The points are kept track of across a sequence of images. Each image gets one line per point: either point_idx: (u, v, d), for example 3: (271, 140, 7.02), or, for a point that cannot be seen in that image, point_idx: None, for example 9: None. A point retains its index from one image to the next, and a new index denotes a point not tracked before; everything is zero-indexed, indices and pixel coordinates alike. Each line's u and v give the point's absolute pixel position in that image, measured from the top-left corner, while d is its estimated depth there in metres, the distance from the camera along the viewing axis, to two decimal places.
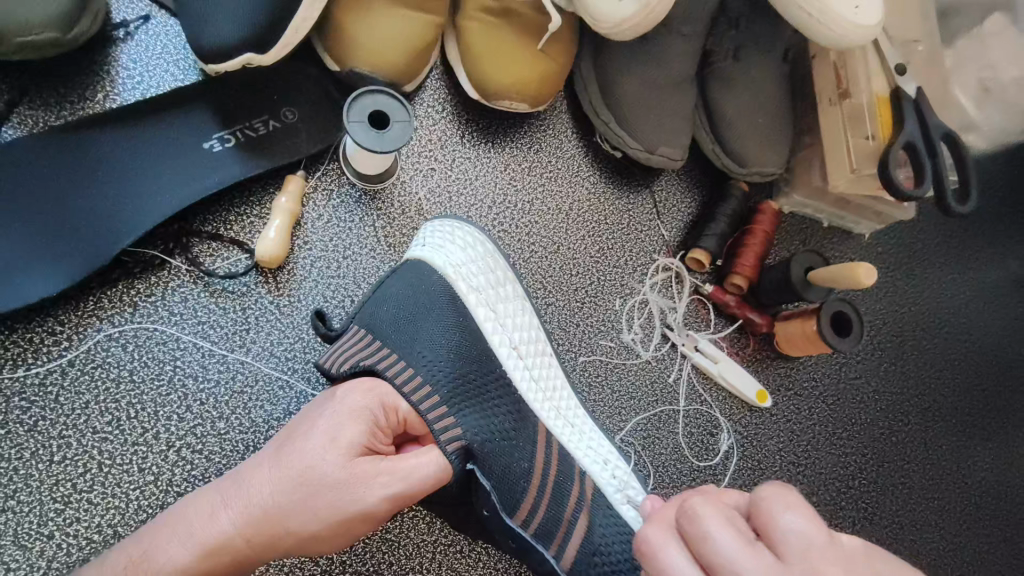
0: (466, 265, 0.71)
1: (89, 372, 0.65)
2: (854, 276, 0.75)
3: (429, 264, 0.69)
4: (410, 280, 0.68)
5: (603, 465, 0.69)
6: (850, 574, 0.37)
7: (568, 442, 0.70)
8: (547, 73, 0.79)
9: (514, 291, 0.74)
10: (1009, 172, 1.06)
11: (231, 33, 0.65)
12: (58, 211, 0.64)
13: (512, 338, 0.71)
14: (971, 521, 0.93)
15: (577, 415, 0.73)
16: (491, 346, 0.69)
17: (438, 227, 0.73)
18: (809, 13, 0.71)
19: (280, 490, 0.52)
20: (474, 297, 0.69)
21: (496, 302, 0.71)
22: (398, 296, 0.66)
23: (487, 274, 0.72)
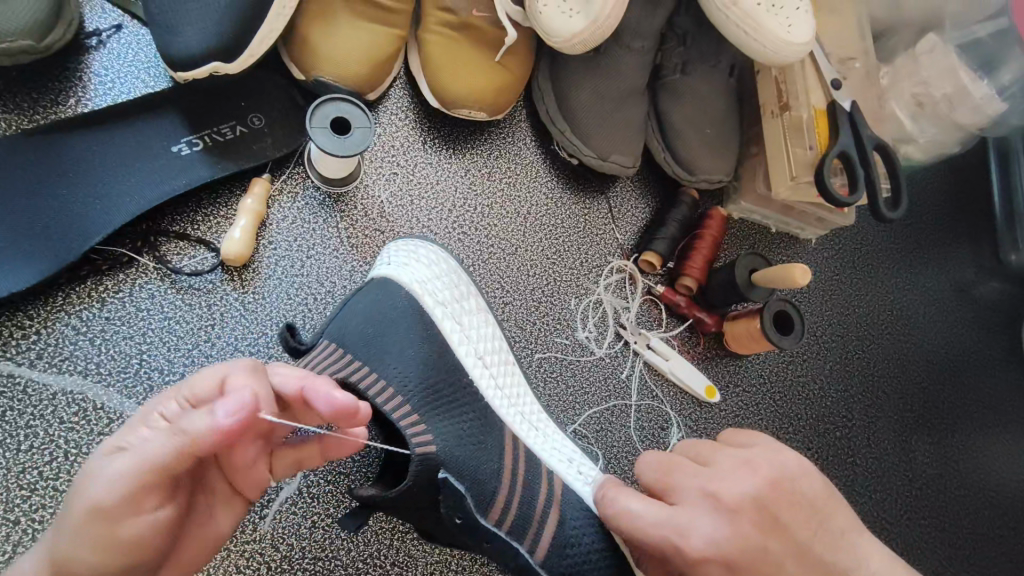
0: (430, 281, 0.74)
1: (57, 365, 0.67)
2: (790, 277, 0.80)
3: (397, 281, 0.72)
4: (376, 296, 0.70)
5: (569, 462, 0.73)
6: (743, 465, 0.59)
7: (535, 445, 0.73)
8: (502, 85, 0.83)
9: (477, 305, 0.77)
10: (944, 184, 1.12)
11: (200, 42, 0.69)
12: (27, 210, 0.66)
13: (477, 348, 0.74)
14: (911, 512, 0.98)
15: (542, 419, 0.76)
16: (458, 358, 0.72)
17: (398, 248, 0.76)
18: (744, 31, 0.77)
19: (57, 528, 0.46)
20: (440, 311, 0.73)
21: (460, 315, 0.75)
22: (369, 309, 0.69)
23: (448, 288, 0.75)
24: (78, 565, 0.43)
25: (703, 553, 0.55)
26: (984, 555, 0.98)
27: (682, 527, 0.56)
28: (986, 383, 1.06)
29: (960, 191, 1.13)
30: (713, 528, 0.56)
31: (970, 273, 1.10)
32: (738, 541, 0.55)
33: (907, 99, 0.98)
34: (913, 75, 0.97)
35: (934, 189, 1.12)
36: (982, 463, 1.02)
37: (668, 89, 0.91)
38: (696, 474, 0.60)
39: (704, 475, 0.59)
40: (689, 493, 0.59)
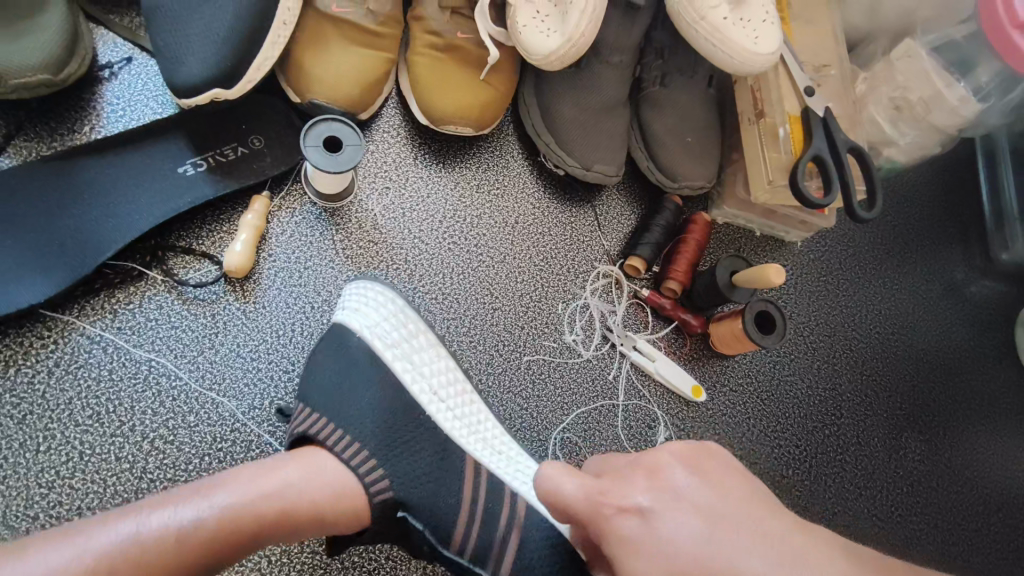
0: (381, 324, 0.77)
1: (73, 372, 0.73)
2: (765, 277, 0.83)
3: (349, 330, 0.76)
4: (333, 347, 0.75)
5: (531, 484, 0.75)
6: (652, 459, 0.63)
7: (497, 468, 0.74)
8: (487, 101, 0.88)
9: (427, 340, 0.79)
10: (929, 186, 1.15)
11: (200, 70, 0.74)
12: (44, 229, 0.72)
13: (430, 384, 0.77)
14: (903, 508, 0.99)
15: (509, 444, 0.78)
16: (414, 396, 0.74)
17: (349, 291, 0.79)
18: (713, 44, 0.81)
19: (271, 496, 0.58)
20: (391, 353, 0.76)
21: (411, 352, 0.78)
22: (326, 365, 0.73)
23: (398, 329, 0.78)
24: (274, 532, 0.59)
25: (625, 507, 0.58)
26: (979, 549, 1.00)
27: (611, 488, 0.60)
28: (978, 382, 1.07)
29: (947, 193, 1.15)
30: (637, 490, 0.59)
31: (961, 273, 1.12)
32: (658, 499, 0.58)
33: (885, 104, 1.00)
34: (891, 80, 1.00)
35: (920, 191, 1.14)
36: (976, 461, 1.03)
37: (649, 102, 0.95)
38: (628, 458, 0.64)
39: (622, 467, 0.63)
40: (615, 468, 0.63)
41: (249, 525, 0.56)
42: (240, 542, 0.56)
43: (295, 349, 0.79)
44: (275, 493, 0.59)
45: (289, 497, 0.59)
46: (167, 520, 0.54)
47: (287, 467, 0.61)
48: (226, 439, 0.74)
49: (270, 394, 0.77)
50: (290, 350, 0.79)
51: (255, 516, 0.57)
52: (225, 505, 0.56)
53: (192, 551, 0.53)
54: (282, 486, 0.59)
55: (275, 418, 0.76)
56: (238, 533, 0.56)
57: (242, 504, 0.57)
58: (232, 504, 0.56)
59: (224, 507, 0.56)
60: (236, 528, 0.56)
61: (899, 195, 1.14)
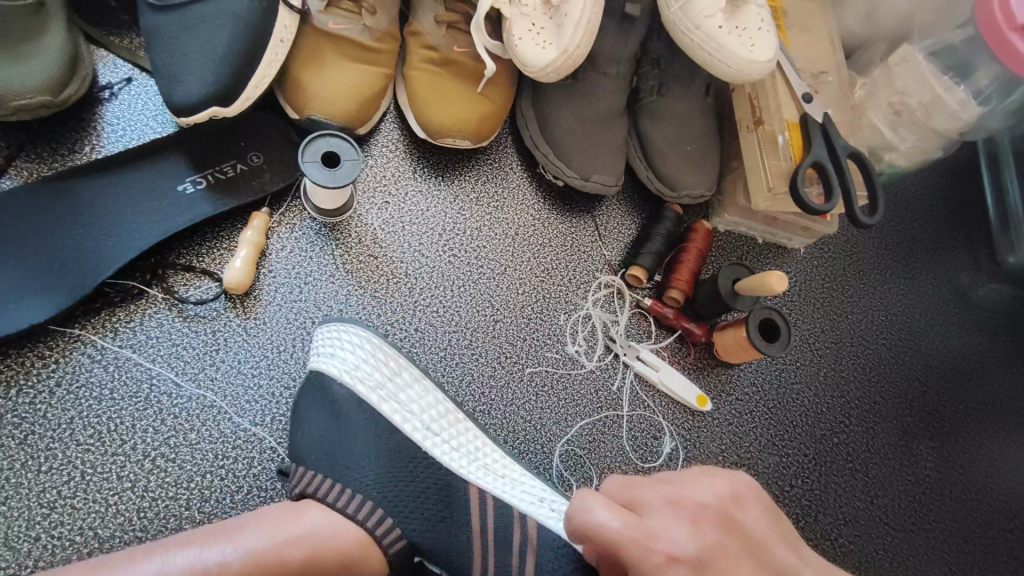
0: (362, 366, 0.77)
1: (74, 391, 0.72)
2: (767, 284, 0.82)
3: (328, 376, 0.75)
4: (316, 398, 0.74)
5: (539, 503, 0.74)
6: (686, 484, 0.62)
7: (502, 493, 0.73)
8: (485, 113, 0.88)
9: (412, 376, 0.78)
10: (931, 191, 1.14)
11: (199, 89, 0.75)
12: (45, 250, 0.72)
13: (421, 420, 0.76)
14: (917, 517, 0.97)
15: (510, 463, 0.77)
16: (407, 434, 0.74)
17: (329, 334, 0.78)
18: (707, 52, 0.81)
19: (297, 539, 0.59)
20: (376, 396, 0.75)
21: (397, 393, 0.77)
22: (312, 415, 0.72)
23: (380, 370, 0.77)
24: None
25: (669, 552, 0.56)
26: (995, 557, 0.98)
27: (652, 530, 0.57)
28: (989, 387, 1.06)
29: (951, 197, 1.14)
30: (680, 532, 0.57)
31: (967, 277, 1.11)
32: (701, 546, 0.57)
33: (884, 108, 1.00)
34: (890, 85, 1.00)
35: (923, 196, 1.14)
36: (989, 467, 1.01)
37: (646, 111, 0.95)
38: (661, 491, 0.61)
39: (662, 492, 0.61)
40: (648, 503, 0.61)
41: (276, 568, 0.57)
42: None
43: (296, 365, 0.79)
44: (301, 536, 0.59)
45: (315, 540, 0.60)
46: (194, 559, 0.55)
47: (314, 512, 0.62)
48: (228, 456, 0.74)
49: (271, 410, 0.76)
50: (291, 366, 0.79)
51: (280, 559, 0.57)
52: (251, 547, 0.57)
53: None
54: (308, 530, 0.60)
55: (277, 434, 0.76)
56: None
57: (268, 546, 0.58)
58: (258, 546, 0.57)
59: (251, 550, 0.57)
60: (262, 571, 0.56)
61: (902, 200, 1.13)
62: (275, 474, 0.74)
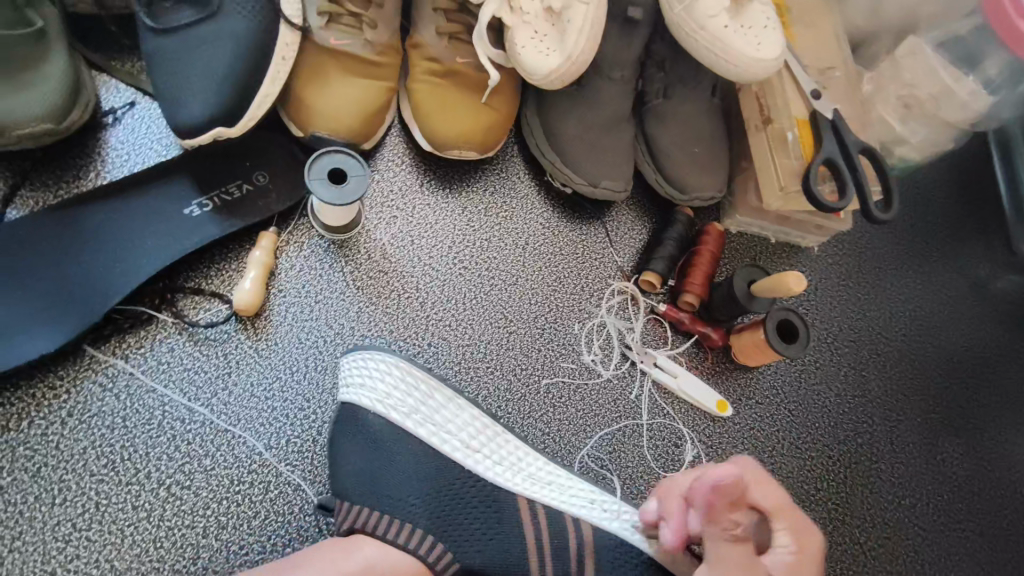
0: (393, 394, 0.76)
1: (86, 421, 0.71)
2: (784, 284, 0.80)
3: (361, 408, 0.74)
4: (350, 432, 0.73)
5: (590, 505, 0.74)
6: None
7: (551, 499, 0.74)
8: (490, 123, 0.87)
9: (445, 396, 0.77)
10: (943, 184, 1.12)
11: (202, 111, 0.74)
12: (54, 280, 0.71)
13: (459, 438, 0.76)
14: (947, 516, 0.95)
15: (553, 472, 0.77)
16: (449, 455, 0.74)
17: (351, 365, 0.76)
18: (714, 52, 0.80)
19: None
20: (411, 421, 0.75)
21: (433, 415, 0.76)
22: (351, 450, 0.72)
23: (411, 395, 0.77)
24: None
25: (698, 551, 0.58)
26: None
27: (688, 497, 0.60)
28: (1014, 379, 1.03)
29: (964, 188, 1.13)
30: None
31: (985, 269, 1.09)
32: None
33: (893, 102, 0.99)
34: (898, 77, 0.98)
35: (936, 188, 1.12)
36: (1018, 463, 0.99)
37: (653, 115, 0.94)
38: None
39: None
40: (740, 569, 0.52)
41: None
42: None
43: (309, 386, 0.78)
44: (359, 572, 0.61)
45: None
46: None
47: (367, 545, 0.64)
48: (244, 482, 0.72)
49: (285, 433, 0.75)
50: (305, 386, 0.77)
51: None
52: None
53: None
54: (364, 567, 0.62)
55: (292, 456, 0.74)
56: None
57: None
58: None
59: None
60: None
61: (914, 194, 1.11)
62: (293, 498, 0.73)
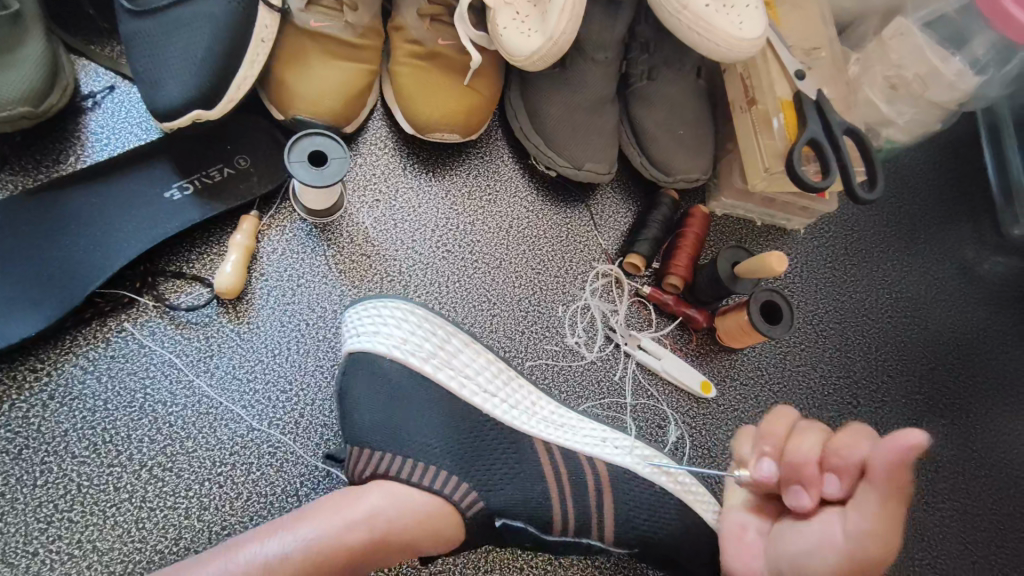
0: (413, 340, 0.75)
1: (68, 404, 0.72)
2: (766, 265, 0.80)
3: (377, 354, 0.73)
4: (368, 377, 0.72)
5: (600, 443, 0.77)
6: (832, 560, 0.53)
7: (568, 440, 0.75)
8: (472, 106, 0.87)
9: (460, 341, 0.78)
10: (931, 166, 1.12)
11: (180, 94, 0.74)
12: (35, 263, 0.71)
13: (479, 385, 0.76)
14: (930, 494, 0.96)
15: (565, 415, 0.79)
16: (469, 401, 0.73)
17: (364, 312, 0.76)
18: (696, 32, 0.80)
19: (360, 525, 0.60)
20: (430, 366, 0.74)
21: (451, 360, 0.76)
22: (367, 396, 0.71)
23: (431, 340, 0.76)
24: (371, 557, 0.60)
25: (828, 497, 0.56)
26: (1012, 535, 0.96)
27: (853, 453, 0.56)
28: (1001, 361, 1.04)
29: (952, 169, 1.12)
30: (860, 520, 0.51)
31: (973, 251, 1.09)
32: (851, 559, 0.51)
33: (879, 83, 0.98)
34: (884, 59, 0.98)
35: (923, 170, 1.12)
36: (1002, 443, 1.00)
37: (637, 97, 0.93)
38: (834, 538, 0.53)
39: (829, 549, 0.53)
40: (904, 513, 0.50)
41: (341, 555, 0.58)
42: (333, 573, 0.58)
43: (292, 368, 0.78)
44: (364, 520, 0.60)
45: (378, 523, 0.60)
46: (259, 555, 0.56)
47: (374, 492, 0.62)
48: (226, 463, 0.73)
49: (268, 416, 0.75)
50: (288, 369, 0.78)
51: (343, 546, 0.59)
52: (310, 538, 0.58)
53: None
54: (372, 514, 0.61)
55: (275, 438, 0.75)
56: (327, 564, 0.58)
57: (328, 537, 0.58)
58: (319, 537, 0.58)
59: (312, 542, 0.58)
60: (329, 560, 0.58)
61: (903, 176, 1.11)
62: (275, 479, 0.74)
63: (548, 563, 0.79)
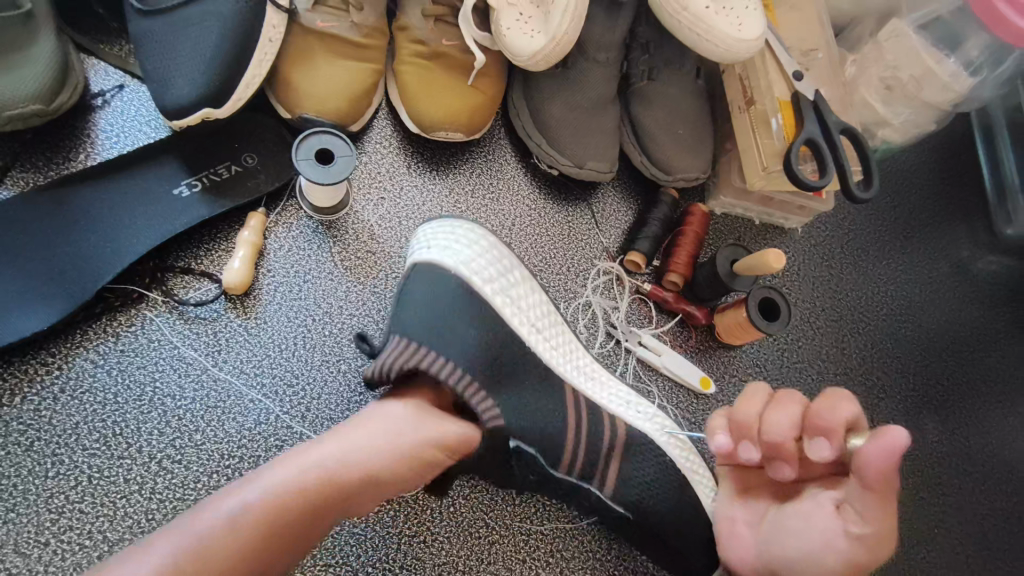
0: (470, 259, 0.76)
1: (78, 397, 0.73)
2: (764, 262, 0.82)
3: (440, 265, 0.74)
4: (427, 283, 0.72)
5: (625, 404, 0.81)
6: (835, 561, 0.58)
7: (598, 398, 0.80)
8: (476, 105, 0.88)
9: (522, 275, 0.79)
10: (926, 167, 1.14)
11: (189, 92, 0.75)
12: (46, 258, 0.72)
13: (529, 317, 0.78)
14: (924, 489, 0.97)
15: (593, 369, 0.82)
16: (514, 327, 0.75)
17: (437, 228, 0.78)
18: (696, 34, 0.82)
19: (337, 460, 0.57)
20: (489, 289, 0.75)
21: (511, 290, 0.78)
22: (423, 300, 0.71)
23: (488, 261, 0.77)
24: (352, 489, 0.57)
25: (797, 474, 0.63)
26: (1005, 530, 0.97)
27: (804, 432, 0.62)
28: (994, 358, 1.05)
29: (947, 170, 1.14)
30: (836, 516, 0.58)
31: (967, 250, 1.11)
32: (855, 564, 0.56)
33: (875, 84, 1.00)
34: (880, 61, 0.99)
35: (919, 171, 1.14)
36: (996, 439, 1.01)
37: (638, 96, 0.95)
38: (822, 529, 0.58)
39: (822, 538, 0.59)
40: (893, 502, 0.55)
41: (312, 496, 0.54)
42: (312, 512, 0.55)
43: (299, 363, 0.79)
44: (340, 457, 0.57)
45: (355, 455, 0.58)
46: (221, 514, 0.52)
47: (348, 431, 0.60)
48: (234, 456, 0.74)
49: (274, 410, 0.76)
50: (295, 363, 0.79)
51: (318, 485, 0.55)
52: (280, 483, 0.54)
53: (254, 533, 0.51)
54: (345, 449, 0.58)
55: (282, 431, 0.76)
56: (304, 505, 0.54)
57: (301, 478, 0.55)
58: (291, 479, 0.54)
59: (278, 487, 0.54)
60: (305, 500, 0.54)
61: (899, 175, 1.13)
62: None
63: (550, 555, 0.81)
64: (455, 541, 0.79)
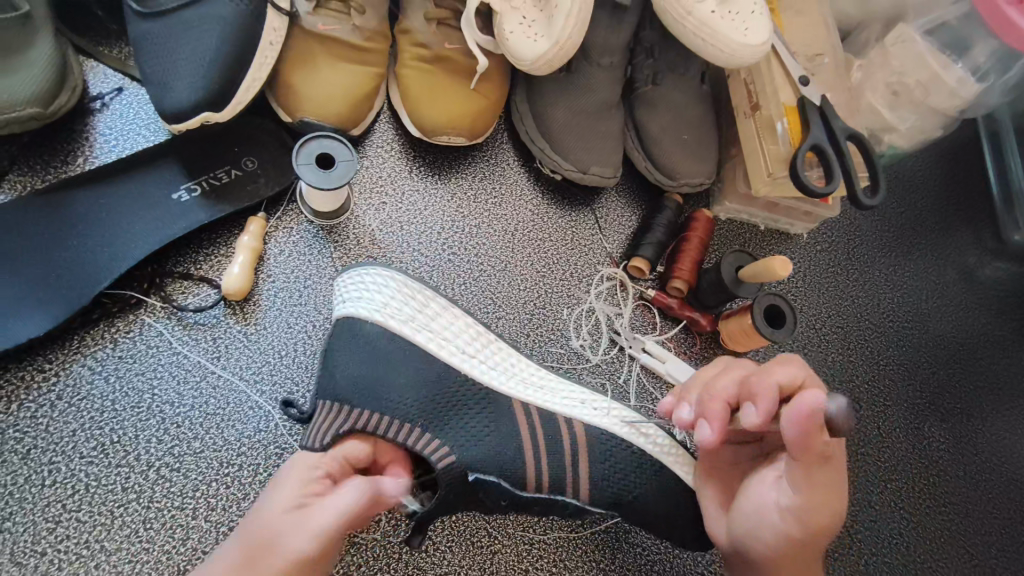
0: (390, 305, 0.75)
1: (76, 404, 0.72)
2: (769, 269, 0.81)
3: (359, 318, 0.73)
4: (348, 339, 0.72)
5: (579, 404, 0.79)
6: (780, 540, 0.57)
7: (547, 401, 0.77)
8: (479, 109, 0.87)
9: (441, 306, 0.78)
10: (932, 172, 1.13)
11: (189, 95, 0.74)
12: (41, 263, 0.71)
13: (462, 346, 0.77)
14: (931, 498, 0.96)
15: (544, 377, 0.80)
16: (446, 359, 0.75)
17: (351, 279, 0.77)
18: (702, 38, 0.81)
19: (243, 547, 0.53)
20: (409, 328, 0.75)
21: (433, 323, 0.77)
22: (349, 356, 0.70)
23: (410, 304, 0.77)
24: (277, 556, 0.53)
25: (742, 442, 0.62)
26: (1014, 540, 0.96)
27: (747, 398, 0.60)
28: (1001, 366, 1.04)
29: (953, 175, 1.13)
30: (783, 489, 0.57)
31: (973, 257, 1.10)
32: (791, 538, 0.55)
33: (881, 89, 0.99)
34: (886, 65, 0.98)
35: (925, 176, 1.12)
36: (1003, 448, 1.00)
37: (642, 101, 0.94)
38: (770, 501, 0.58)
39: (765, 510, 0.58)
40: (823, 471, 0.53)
41: None
42: None
43: (298, 369, 0.78)
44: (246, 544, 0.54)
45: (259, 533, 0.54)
46: None
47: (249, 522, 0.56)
48: (233, 464, 0.73)
49: (274, 418, 0.75)
50: (294, 370, 0.78)
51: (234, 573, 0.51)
52: None
53: None
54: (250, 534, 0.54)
55: (282, 439, 0.75)
56: None
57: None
58: None
59: None
60: None
61: (904, 181, 1.12)
62: None
63: (553, 566, 0.80)
64: (457, 551, 0.77)
